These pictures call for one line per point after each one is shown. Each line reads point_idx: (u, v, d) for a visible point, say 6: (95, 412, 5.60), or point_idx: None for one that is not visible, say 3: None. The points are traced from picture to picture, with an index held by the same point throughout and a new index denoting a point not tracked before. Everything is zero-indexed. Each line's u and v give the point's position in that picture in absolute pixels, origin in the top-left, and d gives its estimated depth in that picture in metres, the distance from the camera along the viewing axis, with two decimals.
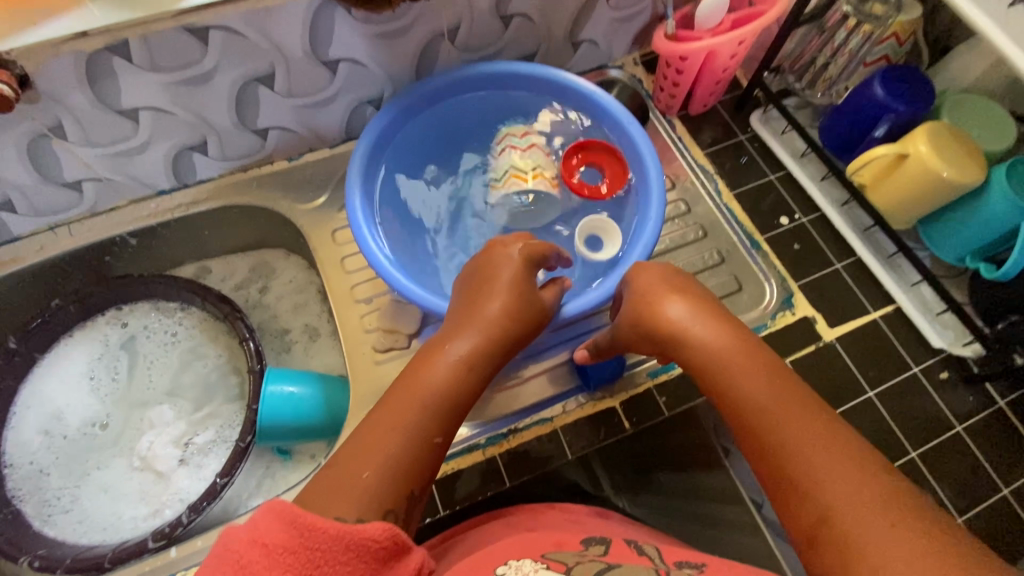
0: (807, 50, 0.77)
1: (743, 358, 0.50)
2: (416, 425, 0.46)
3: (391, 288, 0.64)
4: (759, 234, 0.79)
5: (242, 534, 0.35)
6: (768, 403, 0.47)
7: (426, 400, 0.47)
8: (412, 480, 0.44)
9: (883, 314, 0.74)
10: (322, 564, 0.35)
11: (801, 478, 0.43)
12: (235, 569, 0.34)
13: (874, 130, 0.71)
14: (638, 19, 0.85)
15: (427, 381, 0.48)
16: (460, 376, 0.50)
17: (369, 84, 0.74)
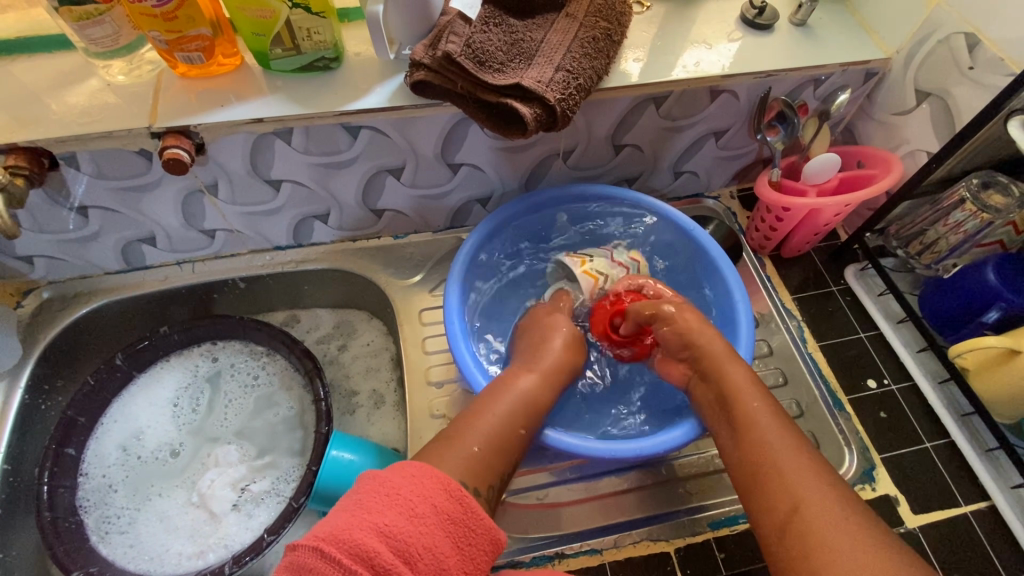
0: (918, 220, 0.76)
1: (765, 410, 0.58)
2: (508, 413, 0.59)
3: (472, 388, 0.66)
4: (843, 394, 0.77)
5: (416, 491, 0.44)
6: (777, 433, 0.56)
7: (508, 395, 0.61)
8: (503, 462, 0.56)
9: (975, 510, 0.69)
10: (470, 540, 0.45)
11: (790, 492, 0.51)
12: (411, 513, 0.43)
13: (983, 316, 0.68)
14: (741, 159, 0.88)
15: (517, 388, 0.62)
16: (542, 384, 0.64)
17: (482, 185, 0.81)
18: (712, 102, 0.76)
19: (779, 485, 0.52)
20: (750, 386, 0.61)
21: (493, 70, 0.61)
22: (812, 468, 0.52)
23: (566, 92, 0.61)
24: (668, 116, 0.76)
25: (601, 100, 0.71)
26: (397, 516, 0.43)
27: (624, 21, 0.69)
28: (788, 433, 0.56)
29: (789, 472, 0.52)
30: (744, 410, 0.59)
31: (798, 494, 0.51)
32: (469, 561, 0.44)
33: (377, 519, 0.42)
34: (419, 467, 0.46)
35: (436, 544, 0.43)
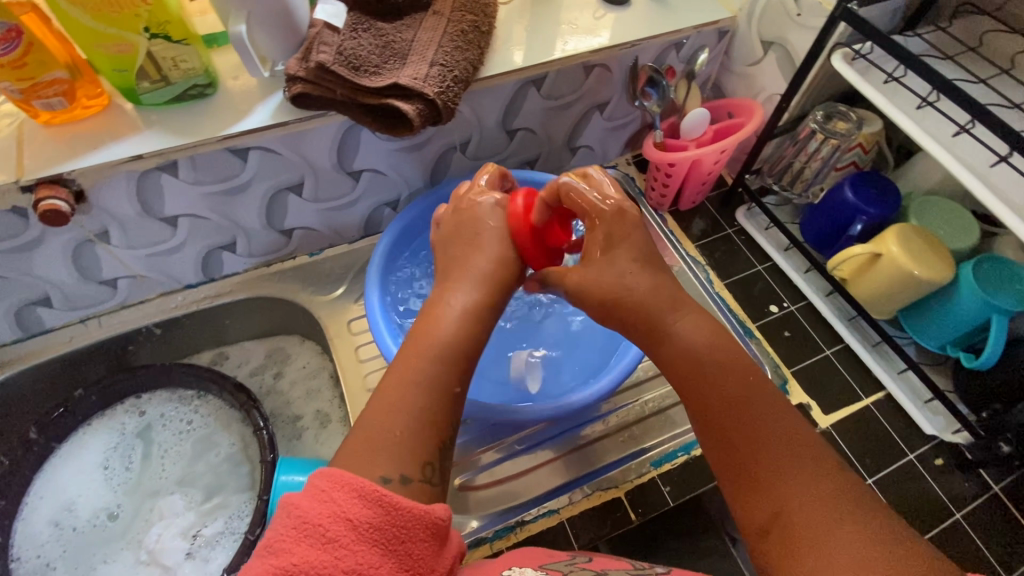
0: (784, 156, 0.83)
1: (732, 372, 0.47)
2: (436, 381, 0.47)
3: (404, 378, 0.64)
4: (751, 322, 0.84)
5: (323, 512, 0.37)
6: (739, 401, 0.45)
7: (428, 357, 0.48)
8: (438, 430, 0.45)
9: (874, 400, 0.77)
10: (404, 537, 0.38)
11: (779, 489, 0.42)
12: (323, 542, 0.37)
13: (851, 230, 0.76)
14: (629, 127, 0.94)
15: (437, 338, 0.49)
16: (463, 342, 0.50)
17: (386, 189, 0.82)
18: (588, 76, 0.80)
19: (760, 476, 0.43)
20: (701, 338, 0.49)
21: (370, 73, 0.63)
22: (775, 451, 0.43)
23: (444, 85, 0.64)
24: (551, 95, 0.80)
25: (482, 89, 0.74)
26: (308, 548, 0.37)
27: (490, 12, 0.73)
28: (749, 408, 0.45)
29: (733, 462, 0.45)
30: (694, 384, 0.48)
31: (785, 490, 0.42)
32: (410, 557, 0.38)
33: (286, 560, 0.36)
34: (324, 478, 0.39)
35: (363, 560, 0.37)
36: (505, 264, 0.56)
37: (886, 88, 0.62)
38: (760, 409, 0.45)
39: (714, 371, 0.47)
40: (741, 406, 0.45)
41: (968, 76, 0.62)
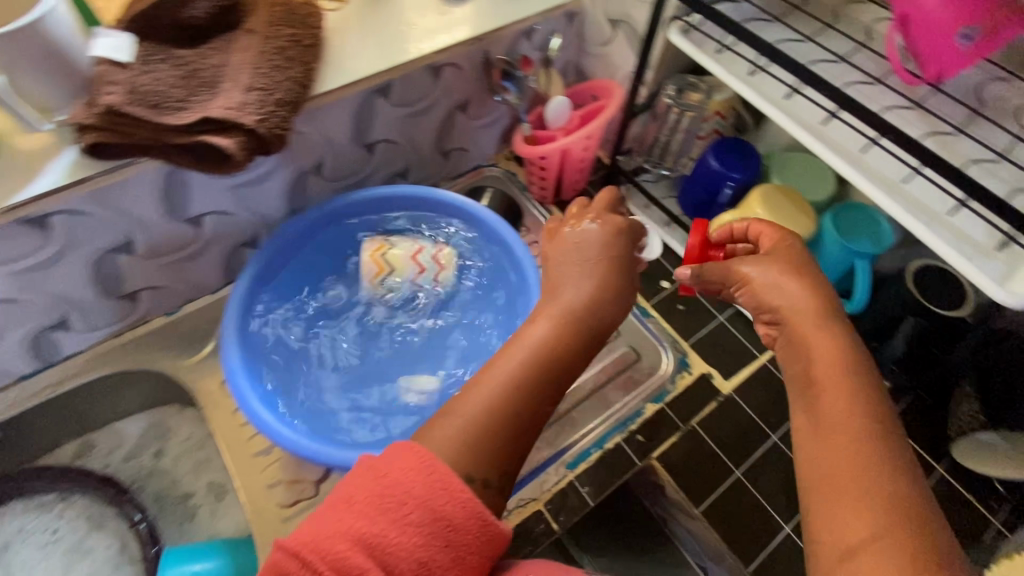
0: (648, 133, 0.83)
1: (852, 378, 0.39)
2: (500, 401, 0.41)
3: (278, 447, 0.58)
4: (646, 301, 0.84)
5: (411, 491, 0.35)
6: (846, 420, 0.37)
7: (519, 364, 0.42)
8: (498, 443, 0.40)
9: (770, 356, 0.79)
10: (464, 545, 0.35)
11: (862, 528, 0.33)
12: (390, 521, 0.34)
13: (722, 195, 0.77)
14: (499, 122, 0.90)
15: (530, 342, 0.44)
16: (565, 337, 0.45)
17: (240, 229, 0.74)
18: (439, 77, 0.76)
19: (846, 503, 0.34)
20: (841, 342, 0.41)
21: (174, 110, 0.56)
22: (873, 458, 0.35)
23: (266, 111, 0.57)
24: (403, 102, 0.75)
25: (322, 106, 0.67)
26: (384, 522, 0.34)
27: (313, 22, 0.66)
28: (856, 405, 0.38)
29: (817, 461, 0.37)
30: (810, 387, 0.40)
31: (867, 529, 0.32)
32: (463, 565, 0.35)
33: (356, 528, 0.33)
34: (415, 453, 0.36)
35: (430, 554, 0.34)
36: (589, 259, 0.50)
37: (721, 57, 0.61)
38: (864, 435, 0.36)
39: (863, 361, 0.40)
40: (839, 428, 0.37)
41: (795, 36, 0.63)
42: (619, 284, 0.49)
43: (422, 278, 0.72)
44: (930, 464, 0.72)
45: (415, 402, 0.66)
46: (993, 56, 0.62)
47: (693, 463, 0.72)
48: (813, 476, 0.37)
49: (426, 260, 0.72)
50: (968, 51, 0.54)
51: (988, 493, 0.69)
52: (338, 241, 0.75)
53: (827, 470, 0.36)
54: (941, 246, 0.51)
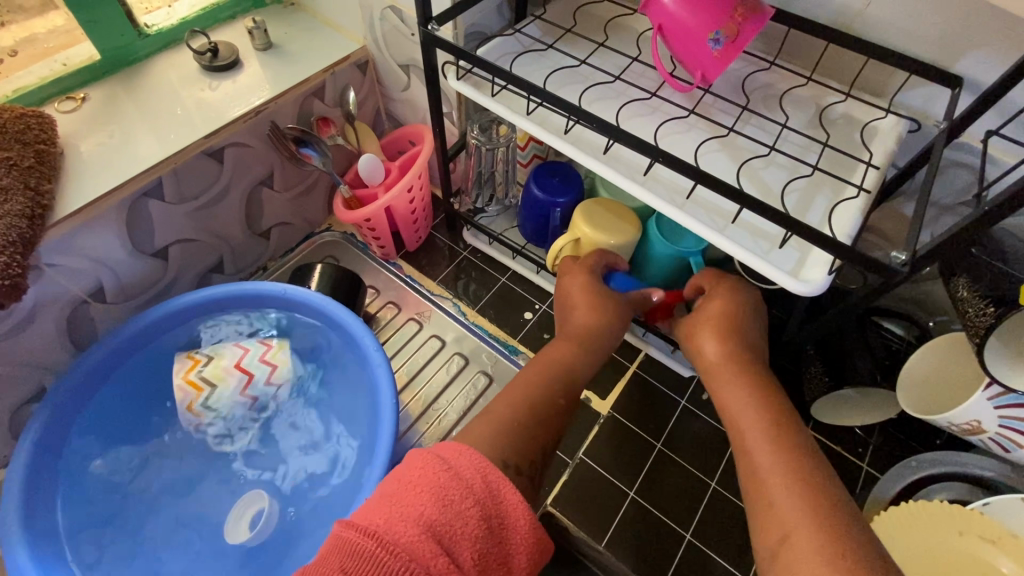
0: (470, 169, 0.79)
1: (746, 398, 0.49)
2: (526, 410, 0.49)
3: None
4: (513, 338, 0.82)
5: (469, 468, 0.38)
6: (764, 443, 0.45)
7: (503, 410, 0.49)
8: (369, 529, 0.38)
9: (640, 364, 0.80)
10: (508, 529, 0.38)
11: (773, 516, 0.41)
12: (448, 503, 0.36)
13: (553, 220, 0.76)
14: (317, 187, 0.84)
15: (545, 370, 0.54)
16: (573, 363, 0.55)
17: (15, 388, 0.62)
18: (222, 162, 0.68)
19: (756, 496, 0.43)
20: (745, 379, 0.50)
21: None
22: (796, 462, 0.43)
23: None
24: (185, 198, 0.66)
25: (72, 230, 0.57)
26: (434, 509, 0.36)
27: (35, 139, 0.58)
28: (779, 457, 0.44)
29: (783, 517, 0.40)
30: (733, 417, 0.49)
31: (781, 516, 0.40)
32: (503, 551, 0.37)
33: (420, 513, 0.36)
34: (458, 447, 0.40)
35: (474, 538, 0.36)
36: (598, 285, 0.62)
37: (501, 99, 0.59)
38: (780, 447, 0.44)
39: (780, 399, 0.49)
40: (773, 442, 0.45)
41: (571, 61, 0.63)
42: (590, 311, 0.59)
43: (252, 386, 0.65)
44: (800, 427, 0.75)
45: (250, 540, 0.59)
46: (751, 47, 0.65)
47: (588, 497, 0.70)
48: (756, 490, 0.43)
49: (255, 364, 0.65)
50: (718, 54, 0.55)
51: (852, 441, 0.74)
52: (150, 362, 0.66)
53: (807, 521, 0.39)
54: (739, 250, 0.51)
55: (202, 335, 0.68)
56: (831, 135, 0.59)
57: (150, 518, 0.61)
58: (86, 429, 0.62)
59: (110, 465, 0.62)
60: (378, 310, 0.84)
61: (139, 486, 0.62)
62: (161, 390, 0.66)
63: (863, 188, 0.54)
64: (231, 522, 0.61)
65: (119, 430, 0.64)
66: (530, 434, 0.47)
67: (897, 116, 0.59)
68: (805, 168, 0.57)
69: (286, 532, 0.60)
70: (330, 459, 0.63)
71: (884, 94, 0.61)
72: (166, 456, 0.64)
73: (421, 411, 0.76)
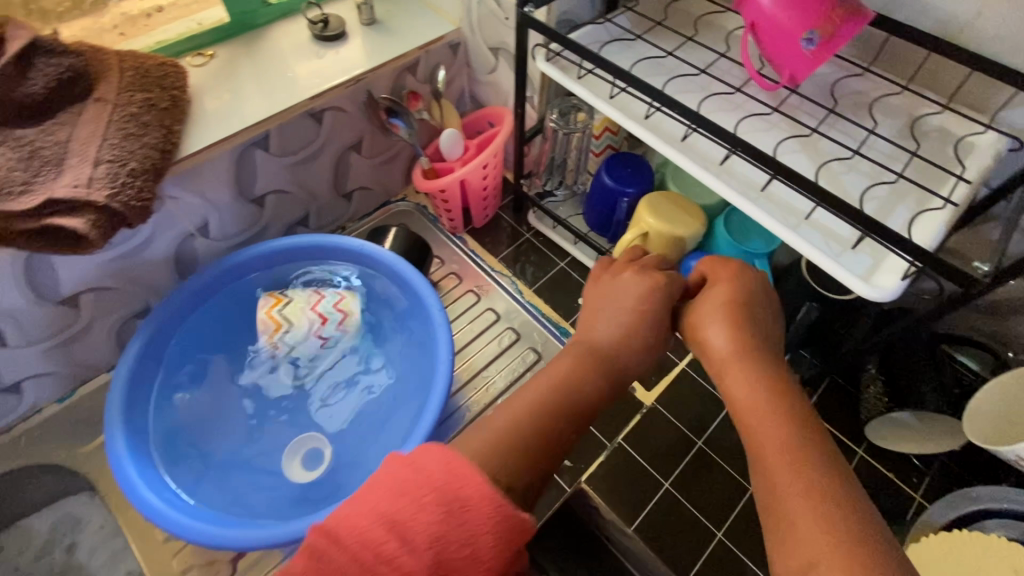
0: (543, 153, 0.82)
1: (762, 403, 0.43)
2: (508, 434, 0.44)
3: (168, 534, 0.56)
4: (565, 321, 0.84)
5: (438, 461, 0.36)
6: (782, 451, 0.40)
7: (500, 425, 0.44)
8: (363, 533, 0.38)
9: (690, 362, 0.80)
10: (469, 521, 0.35)
11: (800, 545, 0.36)
12: (411, 495, 0.35)
13: (619, 211, 0.78)
14: (398, 158, 0.89)
15: (532, 392, 0.47)
16: (568, 377, 0.48)
17: (126, 302, 0.70)
18: (320, 123, 0.74)
19: (773, 517, 0.38)
20: (763, 383, 0.44)
21: (17, 194, 0.52)
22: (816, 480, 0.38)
23: (116, 184, 0.54)
24: (285, 152, 0.73)
25: (192, 167, 0.65)
26: (389, 504, 0.35)
27: (172, 82, 0.65)
28: (801, 476, 0.38)
29: (805, 543, 0.35)
30: (746, 422, 0.44)
31: (807, 546, 0.35)
32: (472, 543, 0.34)
33: (384, 505, 0.35)
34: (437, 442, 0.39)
35: (430, 533, 0.34)
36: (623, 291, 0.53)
37: (586, 81, 0.62)
38: (800, 458, 0.39)
39: (795, 402, 0.43)
40: (792, 452, 0.40)
41: (657, 53, 0.64)
42: (607, 324, 0.52)
43: (324, 329, 0.70)
44: (852, 448, 0.73)
45: (308, 474, 0.65)
46: (845, 52, 0.63)
47: (623, 480, 0.71)
48: (774, 512, 0.38)
49: (328, 310, 0.71)
50: (811, 54, 0.55)
51: (906, 470, 0.71)
52: (240, 296, 0.73)
53: (834, 557, 0.34)
54: (808, 248, 0.51)
55: (285, 278, 0.74)
56: (921, 147, 0.58)
57: (224, 432, 0.68)
58: (180, 347, 0.70)
59: (195, 381, 0.69)
60: (441, 279, 0.88)
61: (218, 404, 0.69)
62: (245, 322, 0.73)
63: (950, 200, 0.52)
64: (291, 450, 0.67)
65: (206, 352, 0.71)
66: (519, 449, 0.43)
67: (998, 133, 0.56)
68: (888, 176, 0.56)
69: (345, 463, 0.65)
70: (383, 411, 0.68)
71: (985, 110, 0.58)
72: (243, 381, 0.71)
73: (470, 377, 0.80)
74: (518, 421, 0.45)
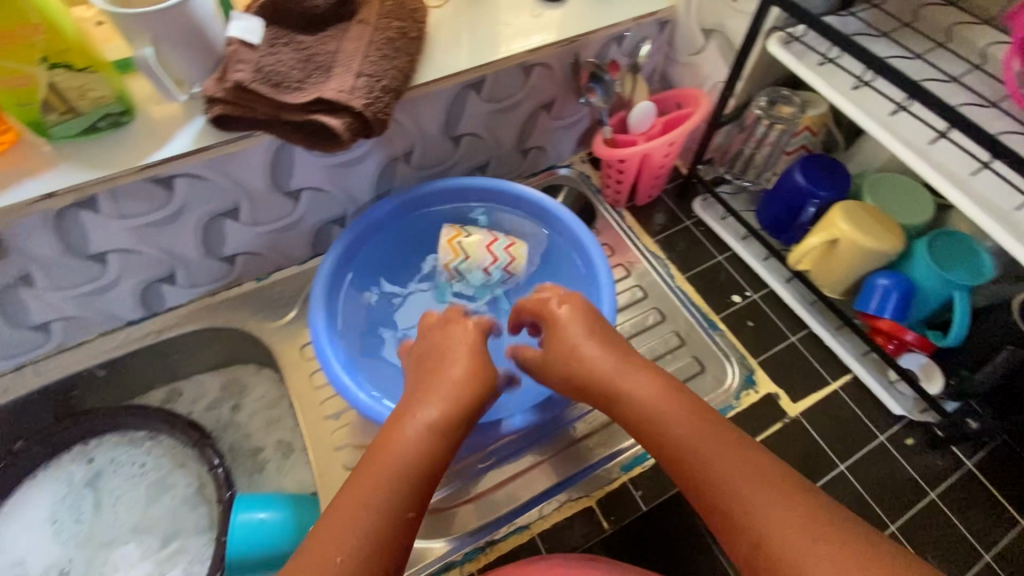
0: (733, 144, 0.83)
1: (685, 415, 0.49)
2: (390, 488, 0.46)
3: (356, 411, 0.64)
4: (715, 314, 0.83)
5: None
6: (703, 444, 0.47)
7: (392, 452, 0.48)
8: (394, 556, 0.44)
9: (843, 384, 0.77)
10: None
11: (747, 519, 0.42)
12: None
13: (804, 213, 0.76)
14: (578, 124, 0.92)
15: (409, 429, 0.50)
16: (440, 422, 0.51)
17: (331, 206, 0.79)
18: (528, 76, 0.78)
19: (718, 504, 0.44)
20: (664, 395, 0.51)
21: (293, 89, 0.60)
22: (749, 456, 0.45)
23: (371, 96, 0.61)
24: (492, 98, 0.78)
25: (420, 95, 0.71)
26: None
27: (419, 18, 0.70)
28: (729, 459, 0.46)
29: (757, 517, 0.42)
30: (659, 438, 0.50)
31: (753, 519, 0.42)
32: None
33: None
34: None
35: None
36: (471, 359, 0.58)
37: (823, 70, 0.62)
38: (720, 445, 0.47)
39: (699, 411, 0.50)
40: (717, 440, 0.47)
41: (902, 54, 0.62)
42: (467, 377, 0.56)
43: (494, 267, 0.78)
44: (1015, 517, 0.68)
45: None
46: None
47: None
48: (722, 505, 0.44)
49: (499, 251, 0.77)
50: None
51: None
52: (421, 223, 0.82)
53: (773, 517, 0.41)
54: None
55: (463, 216, 0.83)
56: None
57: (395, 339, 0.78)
58: (370, 257, 0.80)
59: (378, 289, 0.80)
60: None
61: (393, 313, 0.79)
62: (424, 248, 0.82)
63: None
64: None
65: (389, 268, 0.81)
66: (431, 472, 0.48)
67: None
68: None
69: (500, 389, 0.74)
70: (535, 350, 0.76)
71: None
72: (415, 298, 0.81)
73: None
74: (426, 441, 0.49)
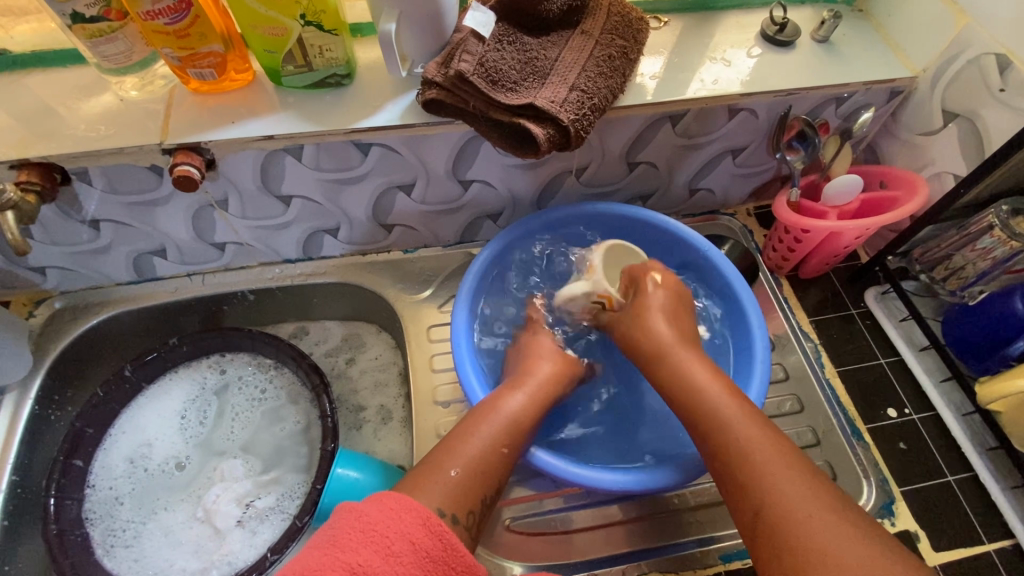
0: (941, 246, 0.72)
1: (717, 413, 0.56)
2: (486, 441, 0.57)
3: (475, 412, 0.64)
4: (861, 423, 0.74)
5: (394, 527, 0.43)
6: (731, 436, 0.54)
7: (491, 424, 0.59)
8: (485, 488, 0.55)
9: (999, 549, 0.66)
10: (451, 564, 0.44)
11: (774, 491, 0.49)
12: (365, 534, 0.43)
13: (1012, 347, 0.65)
14: (760, 176, 0.86)
15: (503, 409, 0.61)
16: (529, 410, 0.62)
17: (492, 202, 0.80)
18: (729, 120, 0.74)
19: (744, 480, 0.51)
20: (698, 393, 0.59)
21: (507, 89, 0.59)
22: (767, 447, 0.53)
23: (580, 112, 0.60)
24: (683, 133, 0.74)
25: (617, 117, 0.69)
26: (372, 554, 0.42)
27: (640, 39, 0.68)
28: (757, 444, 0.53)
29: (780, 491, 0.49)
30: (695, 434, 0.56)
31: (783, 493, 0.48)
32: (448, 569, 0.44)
33: (351, 558, 0.41)
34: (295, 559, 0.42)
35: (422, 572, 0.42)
36: (560, 367, 0.69)
37: None
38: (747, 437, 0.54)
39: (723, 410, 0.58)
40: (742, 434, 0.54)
41: None
42: (554, 382, 0.67)
43: None
44: None
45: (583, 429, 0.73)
46: None
47: None
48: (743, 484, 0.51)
49: None
50: None
51: None
52: (573, 239, 0.81)
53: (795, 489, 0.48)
54: None
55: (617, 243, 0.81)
56: None
57: None
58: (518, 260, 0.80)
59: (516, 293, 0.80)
60: None
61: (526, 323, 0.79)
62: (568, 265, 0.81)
63: None
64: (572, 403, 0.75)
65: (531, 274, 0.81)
66: (511, 453, 0.59)
67: None
68: None
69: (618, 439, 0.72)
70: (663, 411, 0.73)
71: None
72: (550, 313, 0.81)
73: None
74: (520, 415, 0.61)
